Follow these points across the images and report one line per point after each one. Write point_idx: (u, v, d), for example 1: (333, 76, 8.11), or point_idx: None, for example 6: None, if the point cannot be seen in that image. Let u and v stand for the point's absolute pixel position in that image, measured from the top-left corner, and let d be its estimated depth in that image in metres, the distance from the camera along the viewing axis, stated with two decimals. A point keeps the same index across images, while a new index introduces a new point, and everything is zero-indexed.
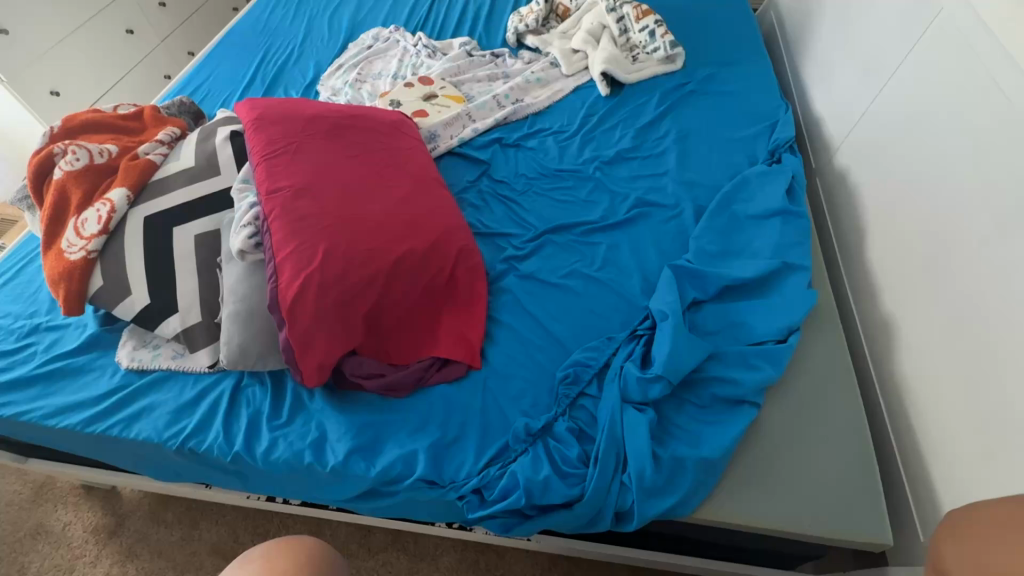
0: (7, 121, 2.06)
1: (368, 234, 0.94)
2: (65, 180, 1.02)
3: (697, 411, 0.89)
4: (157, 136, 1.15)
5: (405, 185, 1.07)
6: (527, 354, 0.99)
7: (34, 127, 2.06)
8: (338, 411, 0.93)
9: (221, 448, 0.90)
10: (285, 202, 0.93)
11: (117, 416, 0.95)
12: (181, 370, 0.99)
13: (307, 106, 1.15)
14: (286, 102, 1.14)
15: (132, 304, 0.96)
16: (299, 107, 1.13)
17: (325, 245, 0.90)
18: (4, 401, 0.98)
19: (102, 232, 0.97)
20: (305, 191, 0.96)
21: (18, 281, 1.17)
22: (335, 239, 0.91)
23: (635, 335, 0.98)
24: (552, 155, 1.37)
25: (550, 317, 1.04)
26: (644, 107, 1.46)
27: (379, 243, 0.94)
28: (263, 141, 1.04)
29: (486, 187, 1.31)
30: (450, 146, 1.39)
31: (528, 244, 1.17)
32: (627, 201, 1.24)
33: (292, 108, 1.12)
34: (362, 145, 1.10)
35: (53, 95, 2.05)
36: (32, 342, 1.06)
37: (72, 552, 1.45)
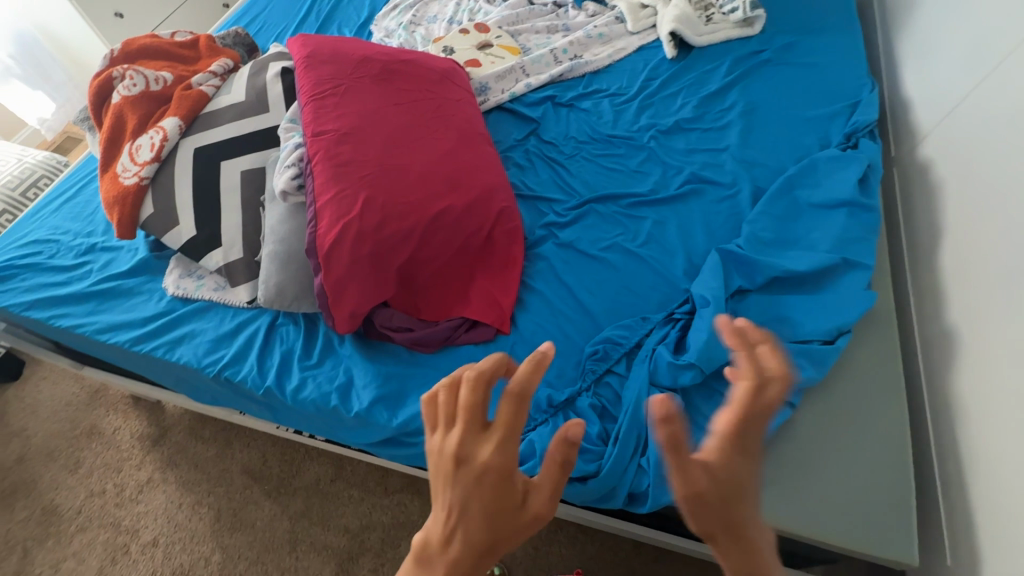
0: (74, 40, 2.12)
1: (409, 187, 0.92)
2: (122, 105, 1.04)
3: (727, 404, 0.86)
4: (211, 67, 1.14)
5: (452, 138, 1.03)
6: (558, 325, 0.97)
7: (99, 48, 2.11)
8: (365, 359, 0.95)
9: (254, 381, 0.94)
10: (329, 146, 0.92)
11: (161, 339, 1.00)
12: (222, 302, 1.03)
13: (358, 46, 1.11)
14: (337, 40, 1.11)
15: (179, 234, 0.99)
16: (349, 47, 1.10)
17: (365, 194, 0.88)
18: (62, 313, 1.04)
19: (154, 159, 0.99)
20: (349, 137, 0.94)
21: (77, 200, 1.22)
22: (376, 189, 0.89)
23: (672, 318, 0.94)
24: (606, 118, 1.29)
25: (585, 289, 1.02)
26: (711, 74, 1.36)
27: (419, 197, 0.92)
28: (313, 80, 1.01)
29: (533, 147, 1.26)
30: (500, 101, 1.34)
31: (571, 212, 1.13)
32: (680, 174, 1.17)
33: (344, 47, 1.09)
34: (409, 92, 1.07)
35: (117, 17, 2.06)
36: (88, 260, 1.11)
37: (120, 454, 1.59)
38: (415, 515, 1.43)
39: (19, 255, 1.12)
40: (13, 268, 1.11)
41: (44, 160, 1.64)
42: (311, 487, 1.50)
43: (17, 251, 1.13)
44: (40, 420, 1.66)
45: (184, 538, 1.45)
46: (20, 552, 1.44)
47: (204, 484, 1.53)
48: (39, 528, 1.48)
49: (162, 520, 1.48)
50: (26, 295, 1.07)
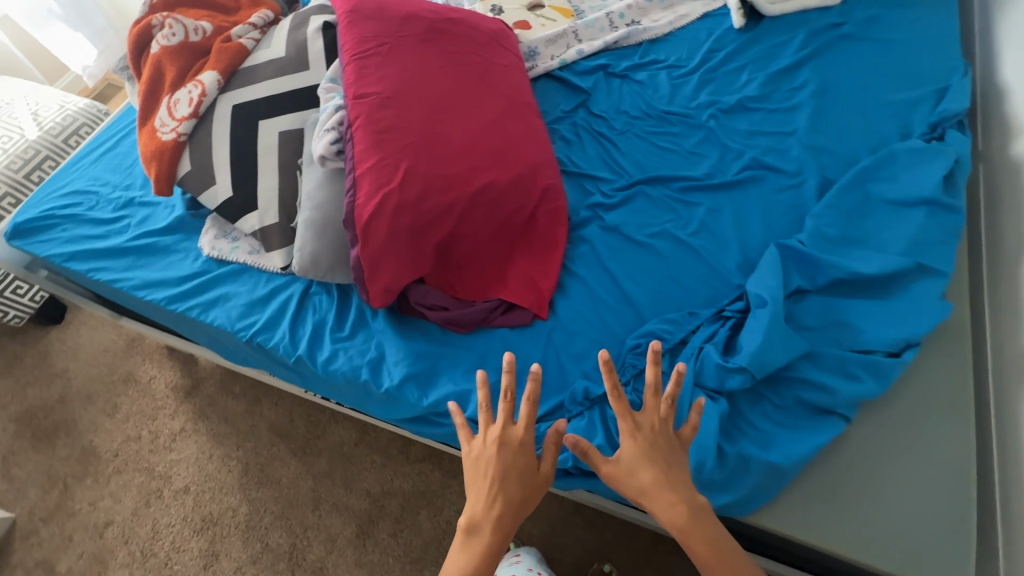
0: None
1: (451, 159, 0.87)
2: (161, 56, 1.01)
3: (775, 411, 0.81)
4: (251, 18, 1.09)
5: (498, 107, 0.97)
6: (598, 314, 0.93)
7: None
8: (397, 335, 0.92)
9: (286, 349, 0.93)
10: (371, 110, 0.87)
11: (197, 300, 1.00)
12: (256, 266, 1.01)
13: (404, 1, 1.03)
14: None
15: (215, 195, 0.97)
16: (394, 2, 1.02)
17: (407, 165, 0.84)
18: (101, 267, 1.05)
19: (193, 115, 0.96)
20: (392, 102, 0.88)
21: (116, 152, 1.21)
22: (419, 160, 0.85)
23: (721, 316, 0.89)
24: (662, 93, 1.20)
25: (628, 278, 0.96)
26: (781, 48, 1.24)
27: (462, 170, 0.87)
28: (355, 38, 0.95)
29: (581, 120, 1.18)
30: (549, 68, 1.25)
31: (618, 193, 1.06)
32: (739, 159, 1.09)
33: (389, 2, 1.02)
34: (455, 54, 1.00)
35: None
36: (126, 215, 1.10)
37: (155, 402, 1.64)
38: (436, 484, 1.44)
39: (59, 205, 1.12)
40: (53, 218, 1.11)
41: (85, 107, 1.63)
42: (335, 449, 1.53)
43: (57, 200, 1.13)
44: (80, 363, 1.71)
45: (213, 487, 1.50)
46: (62, 487, 1.52)
47: (233, 437, 1.57)
48: (79, 466, 1.55)
49: (193, 468, 1.53)
50: (66, 246, 1.08)
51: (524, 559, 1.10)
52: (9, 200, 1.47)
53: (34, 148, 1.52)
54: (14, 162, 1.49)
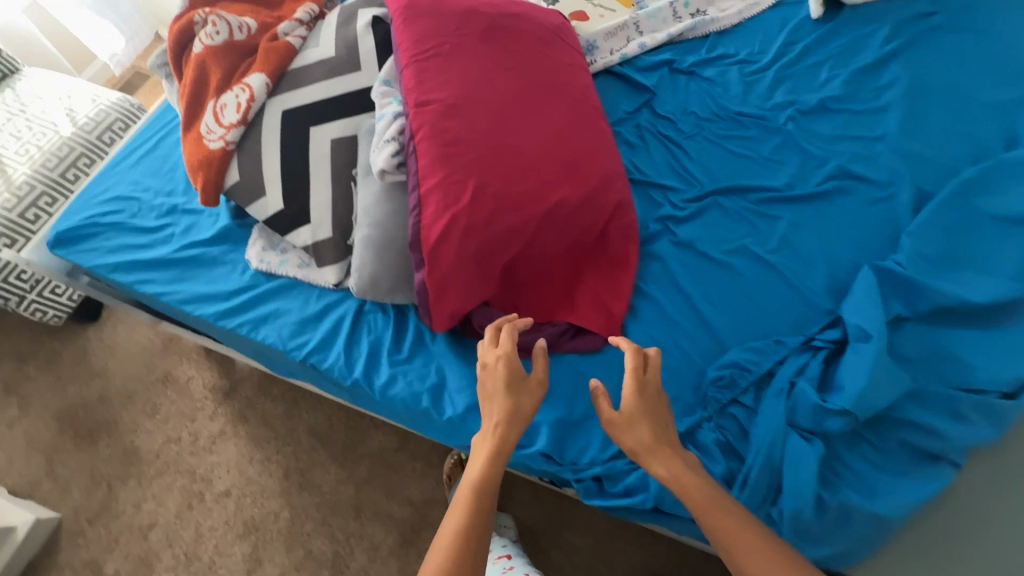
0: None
1: (522, 174, 0.80)
2: (205, 56, 0.95)
3: (875, 454, 0.75)
4: (296, 13, 1.02)
5: (566, 112, 0.89)
6: (673, 338, 0.86)
7: None
8: (459, 360, 0.87)
9: (342, 372, 0.89)
10: (435, 121, 0.80)
11: (246, 316, 0.95)
12: (306, 281, 0.96)
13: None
14: None
15: (264, 207, 0.91)
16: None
17: (475, 182, 0.78)
18: (146, 279, 1.01)
19: (241, 122, 0.90)
20: (457, 111, 0.81)
21: (156, 154, 1.16)
22: (488, 176, 0.78)
23: (811, 346, 0.82)
24: (733, 91, 1.11)
25: (705, 299, 0.89)
26: (865, 41, 1.13)
27: (533, 187, 0.80)
28: (413, 37, 0.88)
29: (646, 122, 1.10)
30: (609, 63, 1.16)
31: (690, 205, 0.99)
32: (822, 168, 1.00)
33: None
34: (519, 53, 0.91)
35: None
36: (170, 223, 1.06)
37: (194, 403, 1.62)
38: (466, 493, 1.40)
39: (100, 211, 1.08)
40: (95, 225, 1.06)
41: (117, 101, 1.58)
42: (375, 455, 1.50)
43: (98, 206, 1.09)
44: (117, 362, 1.69)
45: (255, 491, 1.49)
46: (106, 488, 1.52)
47: (273, 441, 1.56)
48: (122, 467, 1.55)
49: (234, 472, 1.53)
50: (110, 255, 1.04)
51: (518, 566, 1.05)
52: (45, 200, 1.44)
53: (68, 145, 1.48)
54: (49, 160, 1.46)
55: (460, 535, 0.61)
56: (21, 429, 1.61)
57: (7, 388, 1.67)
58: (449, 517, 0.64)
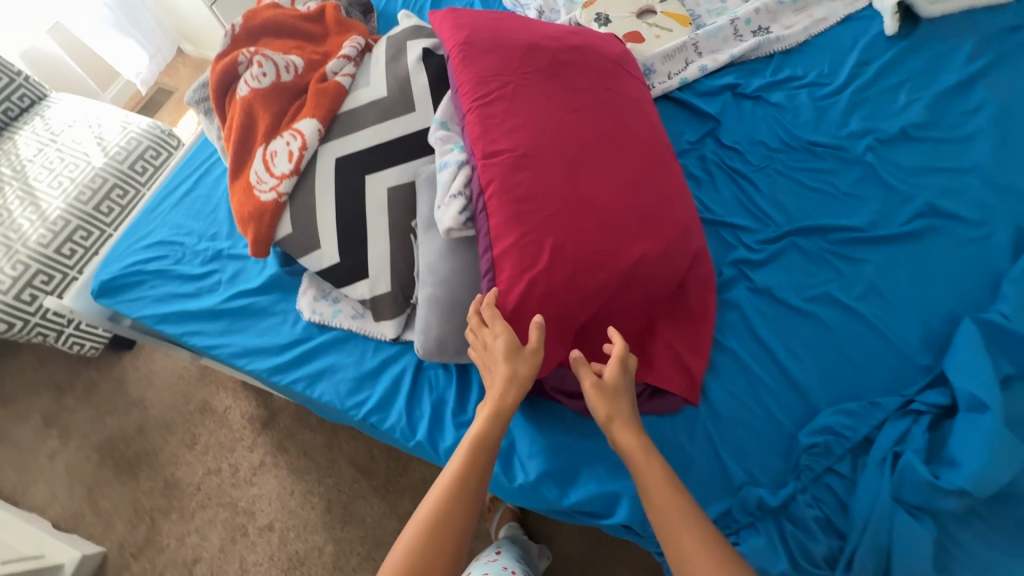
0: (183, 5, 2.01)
1: (599, 229, 0.75)
2: (252, 99, 0.89)
3: (994, 534, 0.68)
4: (342, 48, 0.96)
5: (639, 154, 0.83)
6: (756, 396, 0.81)
7: (210, 20, 2.02)
8: (530, 423, 0.83)
9: (404, 433, 0.85)
10: (506, 177, 0.75)
11: (301, 372, 0.91)
12: (362, 333, 0.92)
13: (520, 28, 0.90)
14: (495, 20, 0.90)
15: (318, 259, 0.87)
16: (511, 30, 0.89)
17: (551, 243, 0.73)
18: (196, 330, 0.97)
19: (294, 172, 0.86)
20: (527, 163, 0.76)
21: (197, 193, 1.12)
22: (565, 235, 0.73)
23: (911, 410, 0.76)
24: (804, 118, 1.04)
25: (789, 353, 0.84)
26: (947, 59, 1.05)
27: (611, 243, 0.75)
28: (475, 79, 0.82)
29: (711, 153, 1.04)
30: (669, 88, 1.09)
31: (766, 246, 0.92)
32: (908, 204, 0.93)
33: (504, 30, 0.88)
34: (586, 91, 0.85)
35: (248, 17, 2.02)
36: (215, 270, 1.02)
37: (233, 434, 1.60)
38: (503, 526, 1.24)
39: (144, 258, 1.04)
40: (140, 273, 1.03)
41: (148, 128, 1.54)
42: (419, 487, 1.47)
43: (142, 252, 1.06)
44: (155, 391, 1.68)
45: (297, 525, 1.47)
46: (149, 522, 1.51)
47: (314, 472, 1.53)
48: (164, 500, 1.53)
49: (275, 505, 1.50)
50: (157, 305, 1.01)
51: (501, 558, 0.97)
52: (81, 234, 1.41)
53: (101, 176, 1.45)
54: (83, 193, 1.42)
55: (443, 500, 0.62)
56: (63, 460, 1.61)
57: (48, 418, 1.67)
58: (436, 483, 0.64)
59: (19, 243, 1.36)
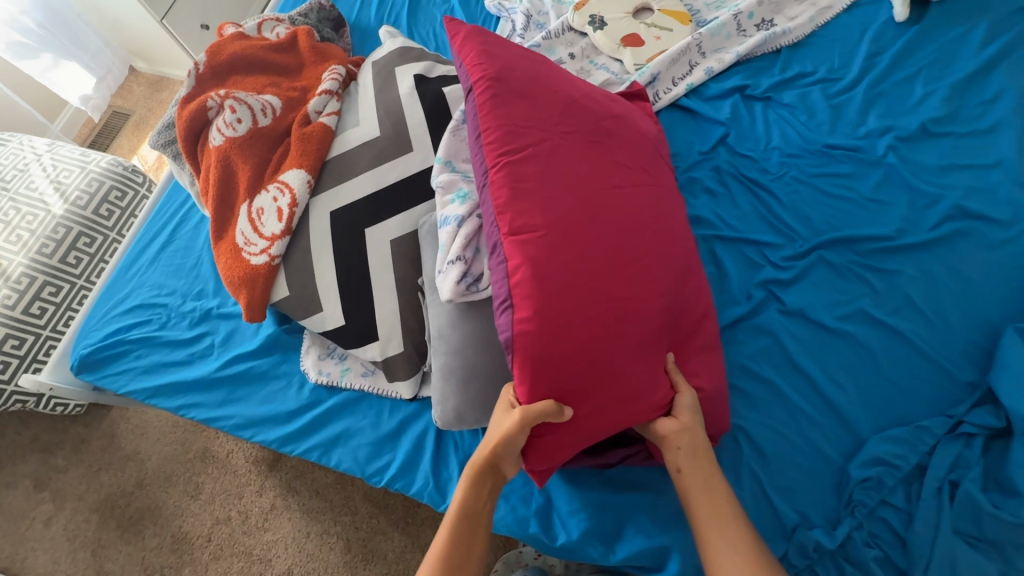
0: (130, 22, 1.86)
1: (636, 337, 0.66)
2: (228, 150, 0.81)
3: None
4: (322, 82, 0.88)
5: (679, 242, 0.74)
6: (797, 427, 0.78)
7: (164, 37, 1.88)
8: (567, 479, 0.78)
9: (433, 499, 0.79)
10: (533, 257, 0.66)
11: (313, 440, 0.85)
12: (375, 393, 0.86)
13: (559, 80, 0.81)
14: (530, 66, 0.80)
15: (322, 321, 0.81)
16: (549, 82, 0.79)
17: (577, 350, 0.64)
18: (192, 403, 0.90)
19: (285, 232, 0.79)
20: (559, 242, 0.67)
21: (174, 247, 1.03)
22: (592, 335, 0.64)
23: (961, 432, 0.74)
24: (819, 119, 0.99)
25: (829, 379, 0.80)
26: (961, 45, 1.00)
27: (639, 346, 0.67)
28: (504, 128, 0.72)
29: (725, 163, 0.98)
30: (675, 96, 1.03)
31: (794, 263, 0.88)
32: (935, 207, 0.89)
33: (544, 81, 0.79)
34: (626, 167, 0.76)
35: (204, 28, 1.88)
36: (206, 333, 0.94)
37: (239, 479, 1.53)
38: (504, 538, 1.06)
39: (126, 325, 0.96)
40: (122, 343, 0.95)
41: (109, 166, 1.42)
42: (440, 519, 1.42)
43: (122, 319, 0.97)
44: (150, 442, 1.59)
45: (317, 569, 1.41)
46: None
47: (328, 512, 1.46)
48: (172, 556, 1.46)
49: (292, 549, 1.44)
50: (146, 377, 0.93)
51: None
52: (49, 290, 1.30)
53: (64, 225, 1.33)
54: (45, 246, 1.31)
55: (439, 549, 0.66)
56: (60, 525, 1.52)
57: (38, 482, 1.58)
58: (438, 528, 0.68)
59: None
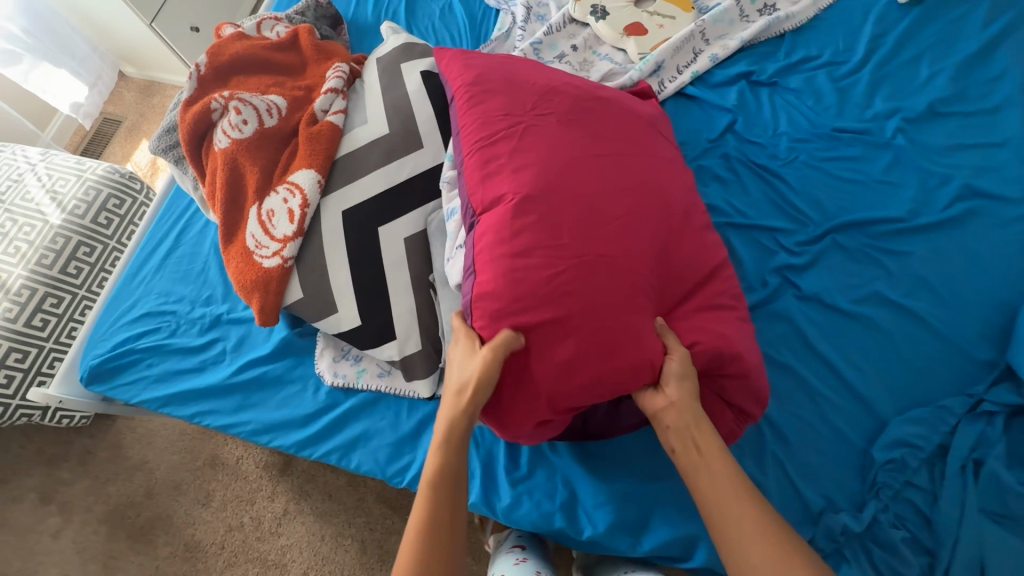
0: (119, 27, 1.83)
1: (608, 305, 0.63)
2: (235, 153, 0.80)
3: None
4: (327, 80, 0.86)
5: (662, 212, 0.71)
6: (818, 412, 0.78)
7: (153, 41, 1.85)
8: (590, 472, 0.78)
9: None
10: (502, 234, 0.67)
11: (332, 443, 0.84)
12: (392, 393, 0.85)
13: (545, 73, 0.82)
14: (513, 65, 0.82)
15: (337, 323, 0.80)
16: (534, 74, 0.80)
17: (546, 323, 0.63)
18: (207, 410, 0.89)
19: (298, 233, 0.78)
20: (527, 218, 0.66)
21: (180, 253, 1.01)
22: (558, 305, 0.63)
23: (982, 411, 0.74)
24: (826, 103, 0.98)
25: (848, 363, 0.80)
26: (964, 24, 1.00)
27: (614, 313, 0.63)
28: (479, 120, 0.74)
29: (734, 150, 0.97)
30: (681, 84, 1.02)
31: (808, 248, 0.88)
32: (945, 187, 0.89)
33: (528, 74, 0.80)
34: (609, 140, 0.74)
35: (194, 31, 1.86)
36: (217, 338, 0.93)
37: (250, 485, 1.52)
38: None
39: (134, 333, 0.94)
40: (132, 352, 0.93)
41: (105, 173, 1.39)
42: None
43: (130, 328, 0.95)
44: (158, 451, 1.58)
45: (333, 572, 1.40)
46: None
47: (341, 515, 1.45)
48: (186, 565, 1.45)
49: (307, 553, 1.43)
50: (158, 385, 0.91)
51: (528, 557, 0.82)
52: (50, 301, 1.29)
53: (63, 235, 1.31)
54: (45, 256, 1.29)
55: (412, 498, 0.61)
56: (69, 538, 1.50)
57: (44, 495, 1.55)
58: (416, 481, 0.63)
59: None
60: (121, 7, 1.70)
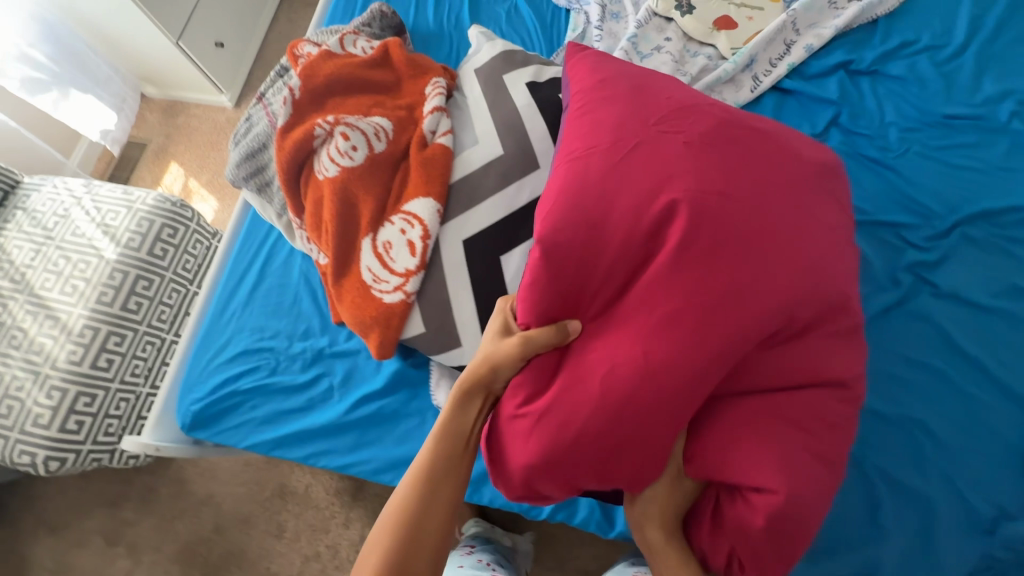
0: (141, 50, 1.77)
1: (648, 387, 0.55)
2: (347, 182, 0.75)
3: None
4: (427, 99, 0.81)
5: (761, 296, 0.57)
6: (975, 416, 0.75)
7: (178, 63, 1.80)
8: None
9: (602, 526, 0.78)
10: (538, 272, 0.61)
11: None
12: None
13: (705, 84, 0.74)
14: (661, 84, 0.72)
15: (461, 355, 0.76)
16: (691, 96, 0.71)
17: (565, 387, 0.58)
18: (323, 450, 0.85)
19: (420, 266, 0.74)
20: (568, 264, 0.61)
21: (269, 285, 0.97)
22: (582, 374, 0.58)
23: None
24: (932, 89, 0.95)
25: (999, 362, 0.77)
26: None
27: (655, 397, 0.55)
28: (585, 136, 0.68)
29: (841, 144, 0.94)
30: (777, 79, 0.98)
31: (936, 244, 0.85)
32: None
33: (688, 93, 0.71)
34: (745, 177, 0.63)
35: (218, 46, 1.85)
36: (322, 373, 0.89)
37: (323, 513, 1.47)
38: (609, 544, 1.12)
39: (233, 374, 0.90)
40: (234, 394, 0.89)
41: (156, 203, 1.34)
42: None
43: (228, 368, 0.91)
44: (222, 483, 1.53)
45: None
46: None
47: None
48: None
49: None
50: (265, 428, 0.88)
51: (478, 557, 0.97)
52: (114, 340, 1.23)
53: (121, 270, 1.26)
54: (104, 294, 1.24)
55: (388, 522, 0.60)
56: None
57: (109, 537, 1.50)
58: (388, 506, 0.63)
59: (47, 365, 1.18)
60: (146, 26, 1.63)
